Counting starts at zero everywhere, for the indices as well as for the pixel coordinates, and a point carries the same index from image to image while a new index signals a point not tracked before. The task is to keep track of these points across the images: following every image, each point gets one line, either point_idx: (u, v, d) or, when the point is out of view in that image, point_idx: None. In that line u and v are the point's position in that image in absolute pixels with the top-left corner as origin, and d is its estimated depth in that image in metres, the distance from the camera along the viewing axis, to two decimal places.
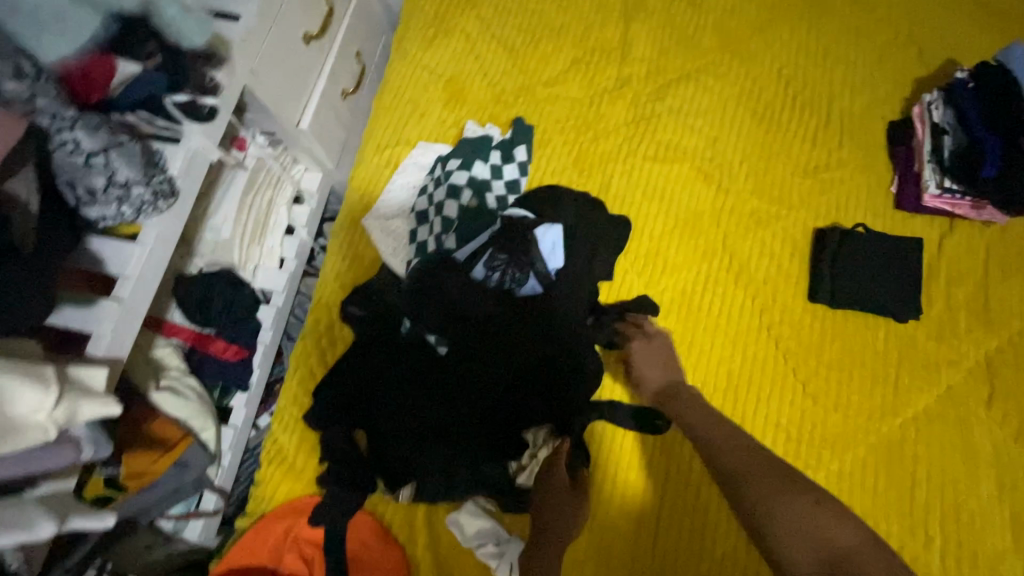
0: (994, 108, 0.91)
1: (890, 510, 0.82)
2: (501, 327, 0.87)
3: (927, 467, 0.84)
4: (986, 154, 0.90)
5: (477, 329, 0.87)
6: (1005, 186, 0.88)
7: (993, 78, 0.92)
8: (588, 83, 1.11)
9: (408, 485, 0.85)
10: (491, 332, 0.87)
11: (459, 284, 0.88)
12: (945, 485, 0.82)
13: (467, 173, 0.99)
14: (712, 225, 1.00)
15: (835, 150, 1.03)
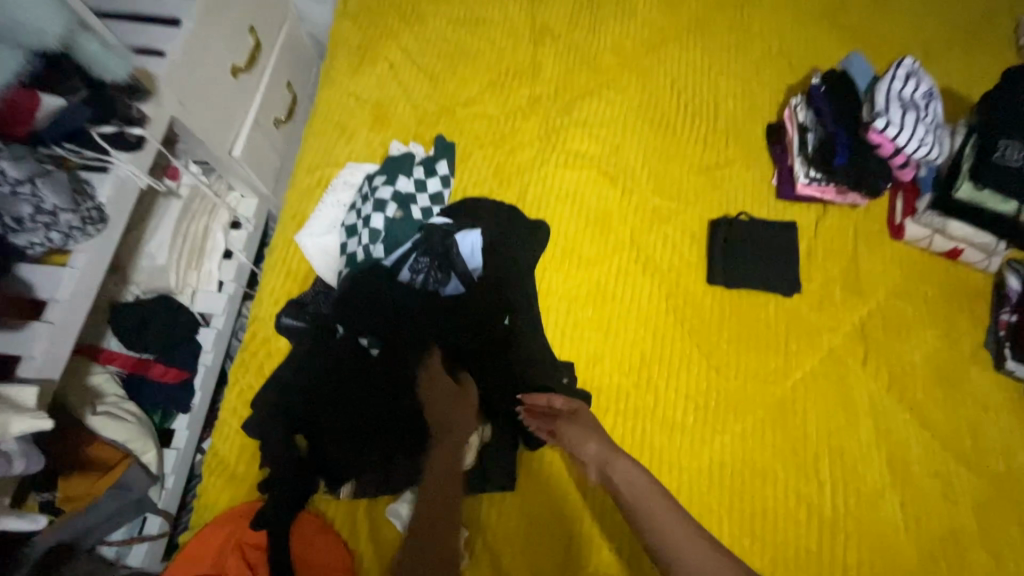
0: (840, 106, 1.06)
1: (783, 462, 0.93)
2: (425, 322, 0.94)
3: (814, 420, 0.95)
4: (839, 146, 1.04)
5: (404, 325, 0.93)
6: (854, 173, 1.03)
7: (839, 82, 1.08)
8: (503, 101, 1.22)
9: (348, 482, 0.90)
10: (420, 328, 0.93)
11: (386, 287, 0.95)
12: (829, 435, 0.94)
13: (392, 187, 1.05)
14: (620, 223, 1.11)
15: (722, 151, 1.17)
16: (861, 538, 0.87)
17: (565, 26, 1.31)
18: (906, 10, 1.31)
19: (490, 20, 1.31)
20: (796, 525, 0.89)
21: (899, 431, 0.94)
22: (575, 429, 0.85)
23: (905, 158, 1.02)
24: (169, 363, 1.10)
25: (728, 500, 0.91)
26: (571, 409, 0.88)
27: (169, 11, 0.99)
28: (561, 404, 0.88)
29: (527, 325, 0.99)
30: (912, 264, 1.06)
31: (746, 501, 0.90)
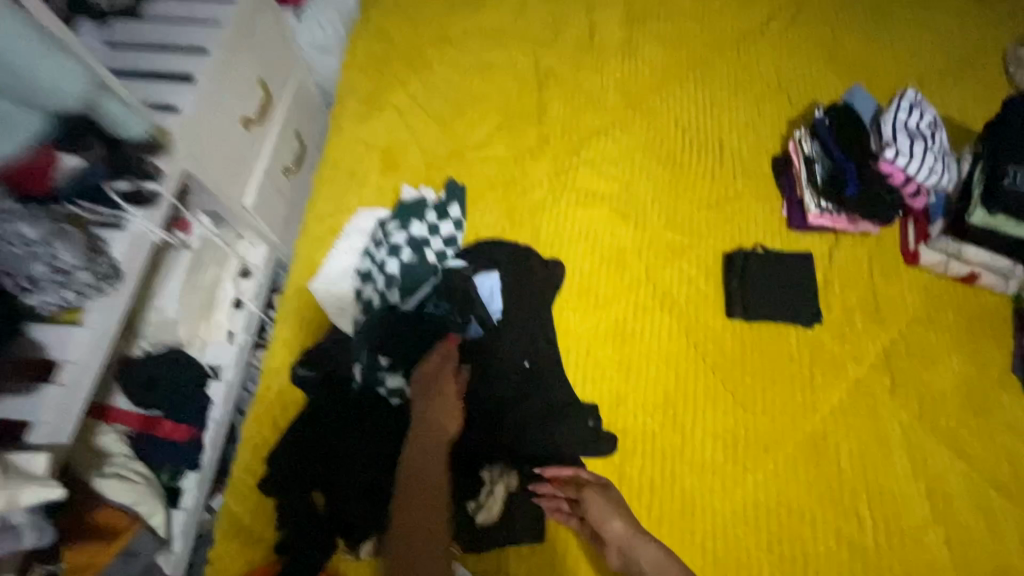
0: (848, 135, 1.08)
1: (821, 501, 0.89)
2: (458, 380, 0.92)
3: (849, 456, 0.93)
4: (848, 175, 1.06)
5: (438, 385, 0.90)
6: (865, 202, 1.03)
7: (845, 113, 1.10)
8: (512, 143, 1.23)
9: (368, 539, 0.86)
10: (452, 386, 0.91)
11: (410, 326, 0.95)
12: (864, 471, 0.91)
13: (406, 232, 1.05)
14: (635, 259, 1.10)
15: (731, 184, 1.18)
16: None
17: (568, 68, 1.34)
18: (899, 43, 1.35)
19: (495, 65, 1.34)
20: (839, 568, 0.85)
21: (936, 464, 0.91)
22: (603, 507, 0.82)
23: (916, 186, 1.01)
24: (178, 419, 1.06)
25: (766, 547, 0.87)
26: (599, 484, 0.86)
27: (183, 69, 1.01)
28: (588, 477, 0.86)
29: (546, 366, 0.97)
30: (931, 290, 1.06)
31: (784, 544, 0.87)
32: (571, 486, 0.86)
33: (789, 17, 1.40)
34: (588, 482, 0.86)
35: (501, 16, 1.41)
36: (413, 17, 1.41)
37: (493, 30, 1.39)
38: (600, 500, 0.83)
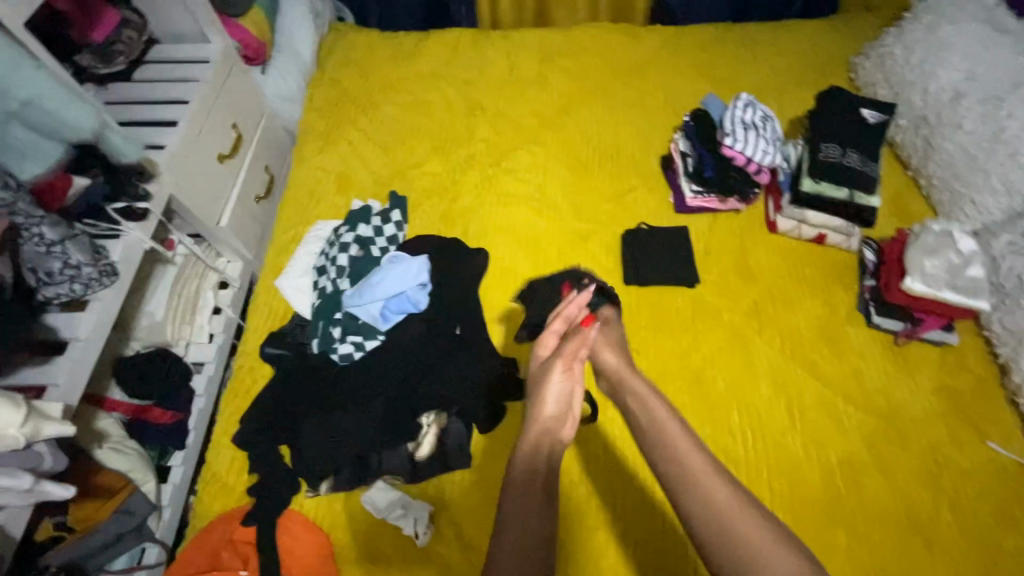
0: (702, 132, 1.32)
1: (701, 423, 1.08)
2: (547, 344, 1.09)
3: (723, 383, 1.12)
4: (706, 162, 1.30)
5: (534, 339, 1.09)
6: (718, 182, 1.29)
7: (698, 115, 1.35)
8: (446, 161, 1.48)
9: (327, 478, 1.03)
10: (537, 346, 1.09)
11: (361, 294, 1.13)
12: (737, 397, 1.10)
13: (354, 233, 1.27)
14: (548, 244, 1.33)
15: (627, 180, 1.43)
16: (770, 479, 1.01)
17: (492, 99, 1.61)
18: (762, 62, 1.64)
19: (431, 102, 1.61)
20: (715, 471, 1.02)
21: (796, 385, 1.11)
22: (613, 335, 1.02)
23: (757, 166, 1.27)
24: (166, 406, 1.24)
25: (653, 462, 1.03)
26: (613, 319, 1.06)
27: (166, 116, 1.26)
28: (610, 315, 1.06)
29: (473, 331, 1.16)
30: (791, 251, 1.28)
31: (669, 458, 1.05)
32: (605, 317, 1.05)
33: (673, 47, 1.69)
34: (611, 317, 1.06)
35: (436, 63, 1.70)
36: (362, 69, 1.69)
37: (430, 74, 1.67)
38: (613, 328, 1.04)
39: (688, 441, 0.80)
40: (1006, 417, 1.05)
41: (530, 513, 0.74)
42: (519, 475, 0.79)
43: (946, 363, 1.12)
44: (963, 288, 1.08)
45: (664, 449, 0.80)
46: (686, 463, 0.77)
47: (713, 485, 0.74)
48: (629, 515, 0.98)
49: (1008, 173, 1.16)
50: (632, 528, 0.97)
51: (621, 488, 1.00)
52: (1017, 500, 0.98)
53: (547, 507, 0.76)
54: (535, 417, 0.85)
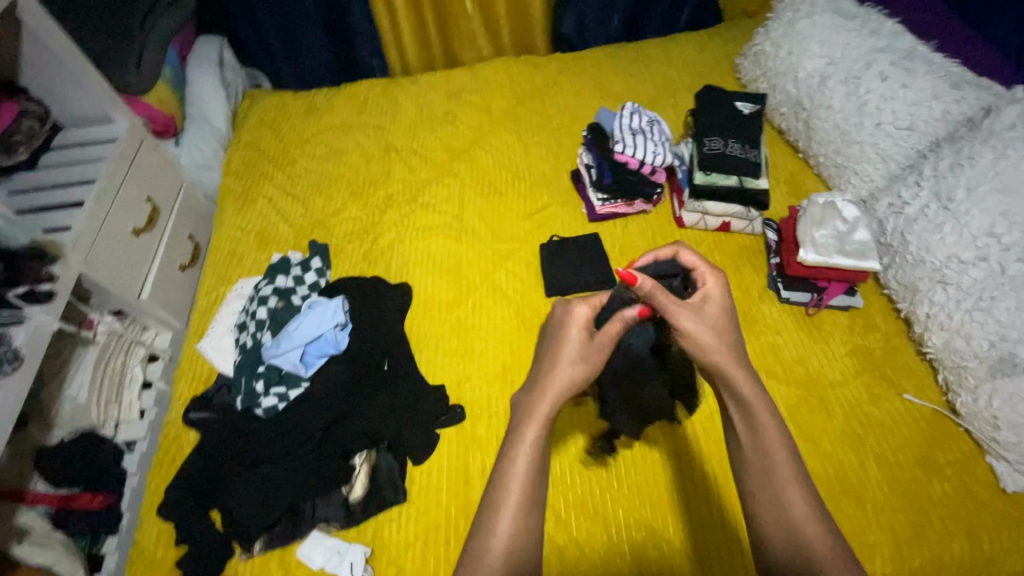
0: (596, 143, 1.40)
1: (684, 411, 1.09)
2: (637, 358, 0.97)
3: None
4: (603, 170, 1.36)
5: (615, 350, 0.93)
6: (616, 186, 1.35)
7: (593, 129, 1.43)
8: (364, 204, 1.51)
9: (259, 539, 1.00)
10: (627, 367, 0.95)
11: (279, 343, 1.13)
12: None
13: (272, 285, 1.27)
14: (470, 269, 1.35)
15: (540, 198, 1.48)
16: (696, 464, 1.04)
17: (406, 140, 1.66)
18: (656, 73, 1.75)
19: (347, 151, 1.65)
20: (645, 474, 1.03)
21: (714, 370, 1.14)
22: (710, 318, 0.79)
23: (650, 166, 1.34)
24: (94, 490, 1.18)
25: (586, 472, 1.03)
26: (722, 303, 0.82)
27: (73, 198, 1.26)
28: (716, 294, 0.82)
29: (398, 364, 1.17)
30: (700, 242, 1.34)
31: (599, 466, 1.04)
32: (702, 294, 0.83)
33: (575, 70, 1.79)
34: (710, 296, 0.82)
35: (349, 113, 1.76)
36: (277, 129, 1.73)
37: (345, 126, 1.72)
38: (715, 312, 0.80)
39: (788, 471, 0.71)
40: (917, 368, 1.10)
41: (521, 494, 0.66)
42: (522, 451, 0.68)
43: (855, 326, 1.17)
44: (852, 252, 1.14)
45: (762, 472, 0.71)
46: (778, 494, 0.69)
47: (800, 515, 0.68)
48: (707, 460, 1.04)
49: (876, 142, 1.25)
50: (705, 466, 1.03)
51: (704, 433, 1.07)
52: (938, 445, 1.01)
53: (541, 492, 0.68)
54: (551, 391, 0.72)
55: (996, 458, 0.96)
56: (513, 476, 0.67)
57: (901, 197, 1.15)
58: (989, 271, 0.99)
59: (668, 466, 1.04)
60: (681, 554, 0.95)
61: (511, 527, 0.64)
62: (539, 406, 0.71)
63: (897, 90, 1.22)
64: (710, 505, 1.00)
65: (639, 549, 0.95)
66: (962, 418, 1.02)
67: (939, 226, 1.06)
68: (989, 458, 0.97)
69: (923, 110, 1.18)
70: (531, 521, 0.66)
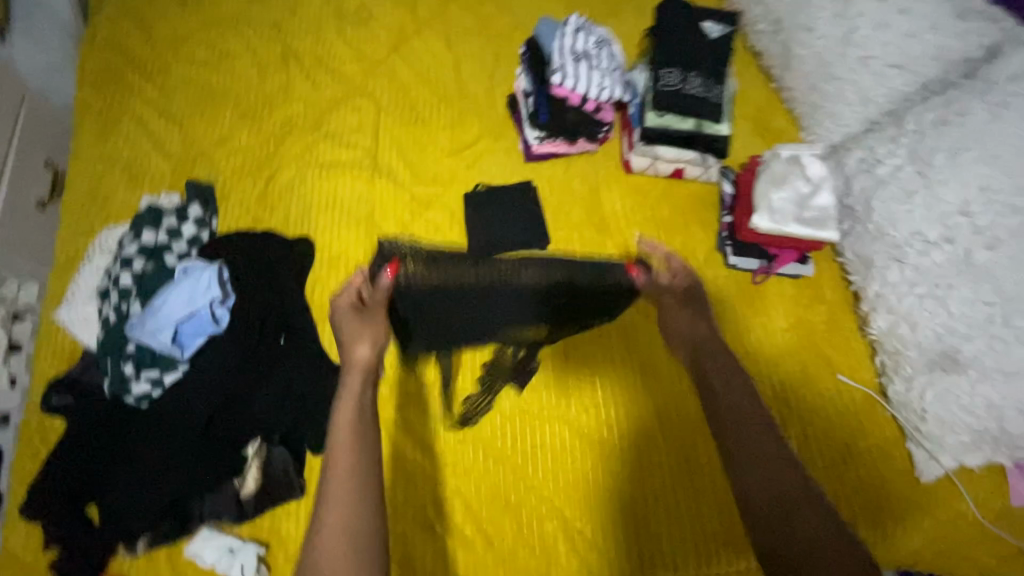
0: (534, 66, 1.16)
1: (611, 387, 1.03)
2: (600, 283, 1.03)
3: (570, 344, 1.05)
4: (539, 104, 1.14)
5: (536, 290, 1.02)
6: (556, 123, 1.14)
7: (532, 46, 1.18)
8: (257, 131, 1.25)
9: (142, 536, 0.92)
10: (577, 295, 1.03)
11: (148, 321, 0.95)
12: (586, 356, 1.05)
13: (137, 243, 1.05)
14: (383, 220, 1.16)
15: (469, 130, 1.25)
16: (621, 454, 0.98)
17: (307, 44, 1.34)
18: None
19: (234, 57, 1.33)
20: (568, 465, 0.97)
21: (648, 348, 1.06)
22: (678, 315, 0.95)
23: (595, 101, 1.12)
24: None
25: (501, 459, 0.97)
26: (687, 285, 0.98)
27: None
28: (683, 283, 0.98)
29: (296, 338, 1.02)
30: (647, 192, 1.17)
31: (516, 454, 0.97)
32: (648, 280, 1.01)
33: None
34: (688, 289, 0.97)
35: (235, 3, 1.40)
36: (142, 22, 1.37)
37: (230, 23, 1.37)
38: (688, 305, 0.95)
39: (786, 465, 0.70)
40: (857, 347, 1.03)
41: (350, 484, 0.66)
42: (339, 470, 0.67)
43: (800, 297, 1.08)
44: (809, 221, 0.99)
45: (758, 468, 0.70)
46: (784, 491, 0.67)
47: (808, 513, 0.65)
48: (629, 442, 0.99)
49: (858, 80, 1.06)
50: (626, 449, 0.99)
51: (626, 409, 1.01)
52: (862, 431, 0.98)
53: (367, 511, 0.65)
54: (348, 404, 0.76)
55: (916, 445, 0.94)
56: (336, 477, 0.67)
57: (875, 152, 1.00)
58: (951, 256, 0.88)
59: (593, 455, 0.98)
60: (595, 549, 0.92)
61: (347, 479, 0.67)
62: (341, 435, 0.71)
63: (891, 16, 1.01)
64: (628, 499, 0.95)
65: (550, 541, 0.92)
66: (892, 406, 0.97)
67: (910, 196, 0.93)
68: (910, 445, 0.95)
69: (918, 45, 0.99)
70: (357, 517, 0.64)
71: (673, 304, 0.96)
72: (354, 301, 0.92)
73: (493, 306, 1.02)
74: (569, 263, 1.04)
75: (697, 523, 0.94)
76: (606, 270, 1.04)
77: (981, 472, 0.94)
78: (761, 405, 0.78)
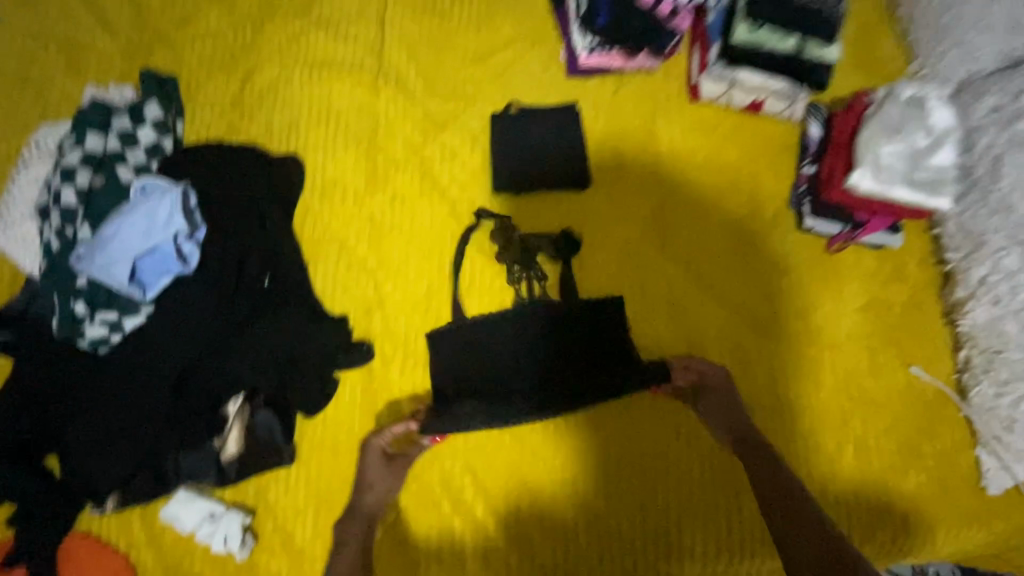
0: None
1: (651, 359, 0.87)
2: (592, 322, 0.85)
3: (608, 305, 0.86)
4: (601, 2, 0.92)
5: (560, 329, 0.85)
6: (617, 30, 0.92)
7: None
8: (230, 11, 0.99)
9: (111, 496, 0.80)
10: (592, 343, 0.84)
11: (98, 253, 0.78)
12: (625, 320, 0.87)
13: (81, 150, 0.84)
14: (390, 140, 0.95)
15: (499, 31, 1.00)
16: (654, 445, 0.85)
17: None
18: None
19: None
20: (592, 452, 0.84)
21: (697, 319, 0.89)
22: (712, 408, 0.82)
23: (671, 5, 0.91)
24: None
25: (519, 434, 0.84)
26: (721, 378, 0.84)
27: None
28: (716, 381, 0.83)
29: (285, 282, 0.86)
30: (713, 129, 0.96)
31: (533, 437, 0.84)
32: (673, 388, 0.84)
33: None
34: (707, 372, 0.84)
35: None
36: None
37: None
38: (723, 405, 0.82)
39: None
40: (936, 336, 0.90)
41: None
42: None
43: (880, 271, 0.92)
44: (921, 184, 0.80)
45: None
46: None
47: None
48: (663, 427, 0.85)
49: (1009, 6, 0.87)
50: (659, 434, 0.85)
51: (667, 387, 0.85)
52: (927, 432, 0.86)
53: None
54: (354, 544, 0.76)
55: (987, 453, 0.84)
56: None
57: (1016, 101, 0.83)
58: None
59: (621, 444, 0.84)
60: (616, 551, 0.81)
61: None
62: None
63: None
64: (660, 496, 0.83)
65: (566, 532, 0.81)
66: (968, 406, 0.86)
67: None
68: (979, 451, 0.85)
69: None
70: None
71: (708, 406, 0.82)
72: (387, 442, 0.81)
73: (506, 374, 0.83)
74: (597, 320, 0.85)
75: (737, 527, 0.82)
76: (620, 319, 0.86)
77: None
78: (809, 496, 0.74)
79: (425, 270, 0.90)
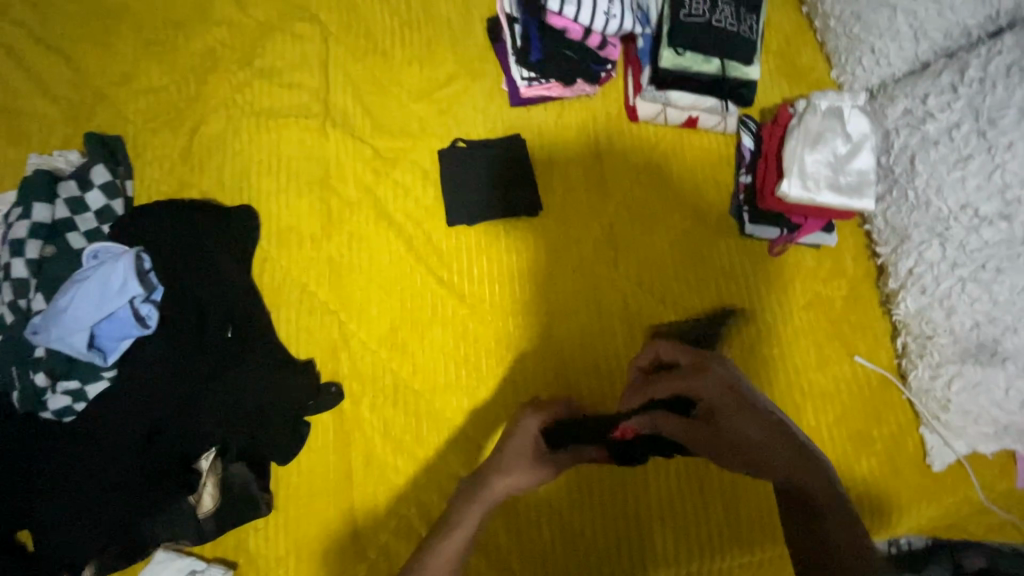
0: None
1: (612, 374, 0.91)
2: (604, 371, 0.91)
3: (564, 325, 0.93)
4: (533, 39, 0.98)
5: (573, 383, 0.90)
6: (552, 62, 0.98)
7: None
8: (172, 66, 1.00)
9: (90, 563, 0.79)
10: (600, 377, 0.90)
11: (55, 325, 0.78)
12: (583, 340, 0.92)
13: (29, 222, 0.84)
14: (342, 182, 0.97)
15: (440, 67, 1.03)
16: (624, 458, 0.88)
17: None
18: None
19: None
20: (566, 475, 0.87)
21: (653, 329, 0.93)
22: (740, 421, 0.69)
23: (600, 36, 0.98)
24: None
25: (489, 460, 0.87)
26: (724, 386, 0.72)
27: None
28: (716, 395, 0.71)
29: (248, 333, 0.87)
30: (653, 146, 1.01)
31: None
32: (649, 419, 0.75)
33: None
34: (711, 371, 0.74)
35: None
36: None
37: None
38: (739, 423, 0.69)
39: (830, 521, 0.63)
40: (875, 325, 0.95)
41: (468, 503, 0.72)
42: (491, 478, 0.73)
43: (819, 269, 0.97)
44: (844, 188, 0.86)
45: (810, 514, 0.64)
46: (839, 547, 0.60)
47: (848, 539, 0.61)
48: None
49: (913, 9, 0.91)
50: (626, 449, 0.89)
51: None
52: (874, 417, 0.91)
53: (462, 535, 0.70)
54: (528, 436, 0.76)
55: (930, 432, 0.89)
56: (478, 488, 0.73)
57: (925, 102, 0.88)
58: (1007, 234, 0.81)
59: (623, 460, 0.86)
60: (594, 565, 0.84)
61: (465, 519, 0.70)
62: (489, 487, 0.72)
63: None
64: (624, 514, 0.86)
65: (544, 549, 0.84)
66: (910, 389, 0.91)
67: (964, 161, 0.83)
68: (922, 431, 0.90)
69: None
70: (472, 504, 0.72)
71: (702, 438, 0.71)
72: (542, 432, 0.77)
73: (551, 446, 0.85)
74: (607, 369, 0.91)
75: (704, 528, 0.86)
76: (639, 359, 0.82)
77: (990, 457, 0.91)
78: (782, 431, 0.68)
79: (386, 306, 0.92)
